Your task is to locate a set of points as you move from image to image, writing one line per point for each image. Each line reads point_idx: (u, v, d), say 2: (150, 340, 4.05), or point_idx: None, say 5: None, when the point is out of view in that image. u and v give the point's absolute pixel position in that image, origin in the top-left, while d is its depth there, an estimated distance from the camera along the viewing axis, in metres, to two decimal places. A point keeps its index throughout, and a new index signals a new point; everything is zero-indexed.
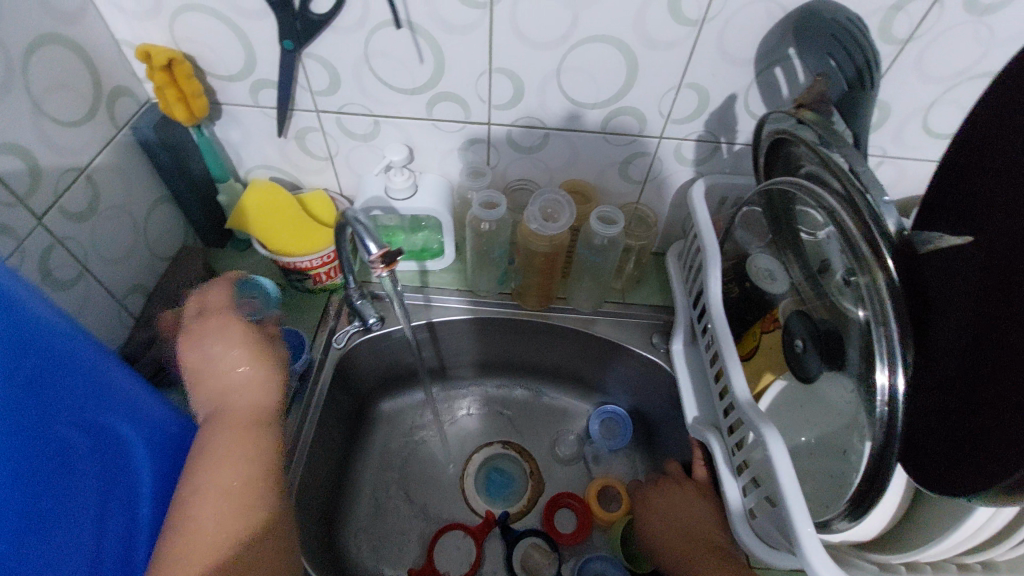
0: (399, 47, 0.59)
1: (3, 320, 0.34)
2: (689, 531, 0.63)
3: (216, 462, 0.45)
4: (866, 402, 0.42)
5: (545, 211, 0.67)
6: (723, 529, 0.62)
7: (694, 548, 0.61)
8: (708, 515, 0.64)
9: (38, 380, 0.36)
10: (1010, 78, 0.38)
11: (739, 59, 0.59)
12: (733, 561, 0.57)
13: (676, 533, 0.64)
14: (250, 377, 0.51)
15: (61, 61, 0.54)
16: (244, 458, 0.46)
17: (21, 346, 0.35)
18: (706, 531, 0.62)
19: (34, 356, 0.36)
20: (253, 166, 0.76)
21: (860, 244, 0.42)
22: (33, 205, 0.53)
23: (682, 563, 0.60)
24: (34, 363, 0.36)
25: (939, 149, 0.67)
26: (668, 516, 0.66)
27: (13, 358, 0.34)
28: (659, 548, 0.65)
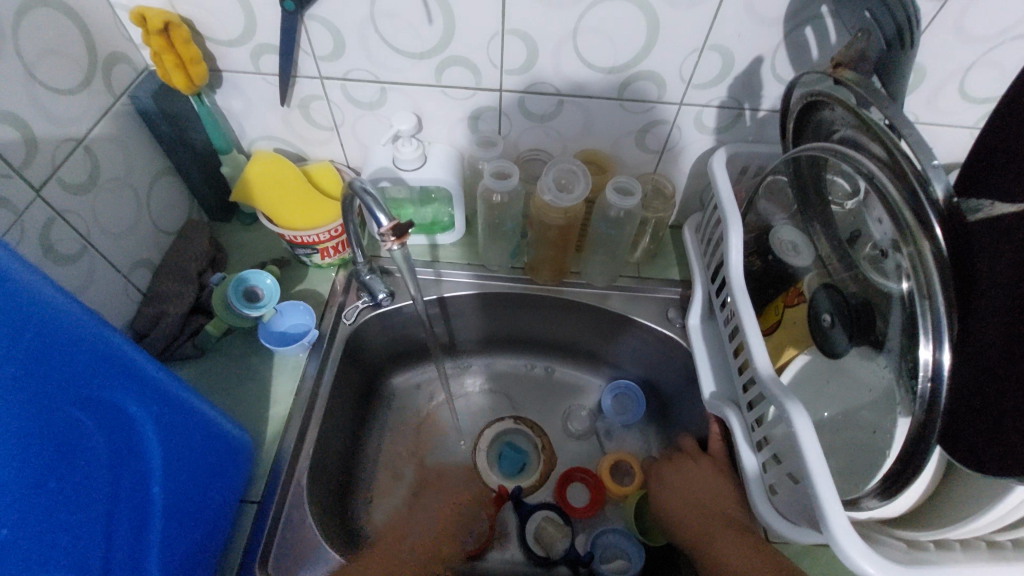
0: (408, 7, 0.56)
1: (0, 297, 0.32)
2: (706, 505, 0.62)
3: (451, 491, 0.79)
4: (906, 378, 0.41)
5: (559, 181, 0.65)
6: (740, 504, 0.62)
7: (712, 523, 0.60)
8: (725, 489, 0.64)
9: (36, 357, 0.34)
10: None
11: (768, 18, 0.55)
12: (753, 536, 0.57)
13: (693, 507, 0.63)
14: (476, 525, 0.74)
15: (52, 24, 0.52)
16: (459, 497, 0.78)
17: (17, 325, 0.33)
18: (723, 505, 0.62)
19: (32, 333, 0.34)
20: (257, 137, 0.74)
21: (904, 214, 0.40)
22: (31, 177, 0.51)
23: (701, 536, 0.59)
24: (33, 341, 0.34)
25: (975, 115, 0.63)
26: (686, 491, 0.65)
27: (10, 337, 0.33)
28: (672, 526, 0.64)
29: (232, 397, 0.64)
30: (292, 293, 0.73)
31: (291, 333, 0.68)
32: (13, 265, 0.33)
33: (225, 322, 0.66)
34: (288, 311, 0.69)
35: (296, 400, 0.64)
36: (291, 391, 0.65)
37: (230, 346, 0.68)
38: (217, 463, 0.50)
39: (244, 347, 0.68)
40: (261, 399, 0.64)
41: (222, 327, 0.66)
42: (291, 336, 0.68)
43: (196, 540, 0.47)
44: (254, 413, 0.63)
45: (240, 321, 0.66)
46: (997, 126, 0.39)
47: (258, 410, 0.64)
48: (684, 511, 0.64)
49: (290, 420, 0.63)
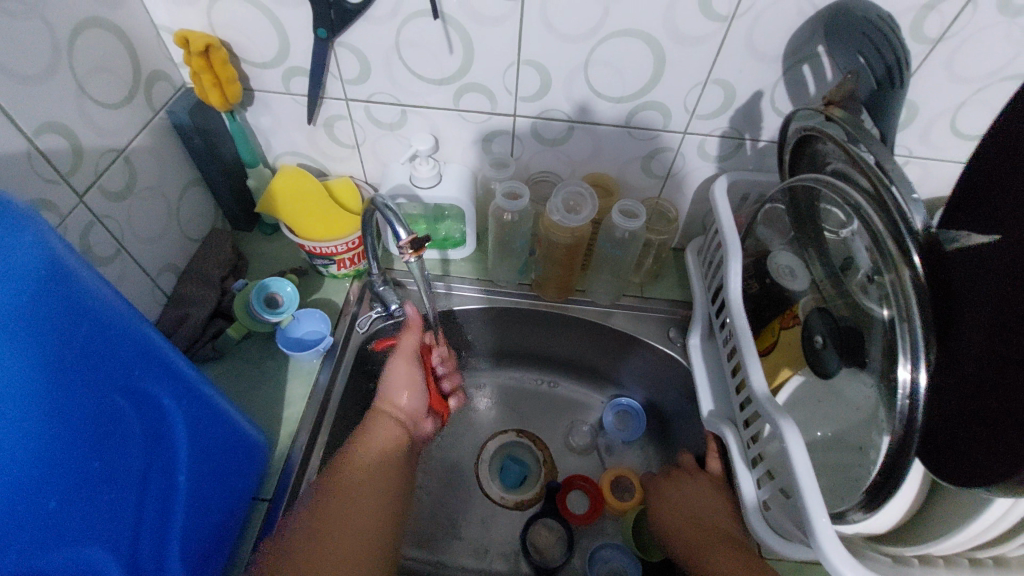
0: (431, 38, 0.61)
1: (65, 291, 0.36)
2: (700, 522, 0.64)
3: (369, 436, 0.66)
4: (886, 398, 0.43)
5: (567, 203, 0.68)
6: (736, 521, 0.63)
7: (706, 538, 0.62)
8: (720, 507, 0.65)
9: (91, 347, 0.37)
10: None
11: (768, 56, 0.59)
12: (745, 552, 0.58)
13: (689, 523, 0.65)
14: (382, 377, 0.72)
15: (104, 45, 0.56)
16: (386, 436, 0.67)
17: (75, 315, 0.36)
18: (718, 523, 0.63)
19: (89, 326, 0.37)
20: (282, 152, 0.78)
21: (887, 243, 0.42)
22: (75, 183, 0.54)
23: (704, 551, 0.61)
24: (90, 333, 0.37)
25: (967, 150, 0.66)
26: (682, 508, 0.67)
27: (71, 327, 0.36)
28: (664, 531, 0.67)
29: (247, 398, 0.67)
30: (307, 302, 0.76)
31: (308, 339, 0.71)
32: (76, 263, 0.37)
33: (246, 327, 0.69)
34: (305, 318, 0.72)
35: (308, 404, 0.67)
36: (303, 395, 0.68)
37: (247, 349, 0.71)
38: (234, 459, 0.53)
39: (260, 351, 0.71)
40: (274, 402, 0.67)
41: (242, 331, 0.69)
42: (307, 341, 0.71)
43: (212, 530, 0.50)
44: (267, 415, 0.66)
45: (261, 326, 0.70)
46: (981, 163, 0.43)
47: (272, 411, 0.66)
48: (681, 528, 0.65)
49: (301, 424, 0.65)
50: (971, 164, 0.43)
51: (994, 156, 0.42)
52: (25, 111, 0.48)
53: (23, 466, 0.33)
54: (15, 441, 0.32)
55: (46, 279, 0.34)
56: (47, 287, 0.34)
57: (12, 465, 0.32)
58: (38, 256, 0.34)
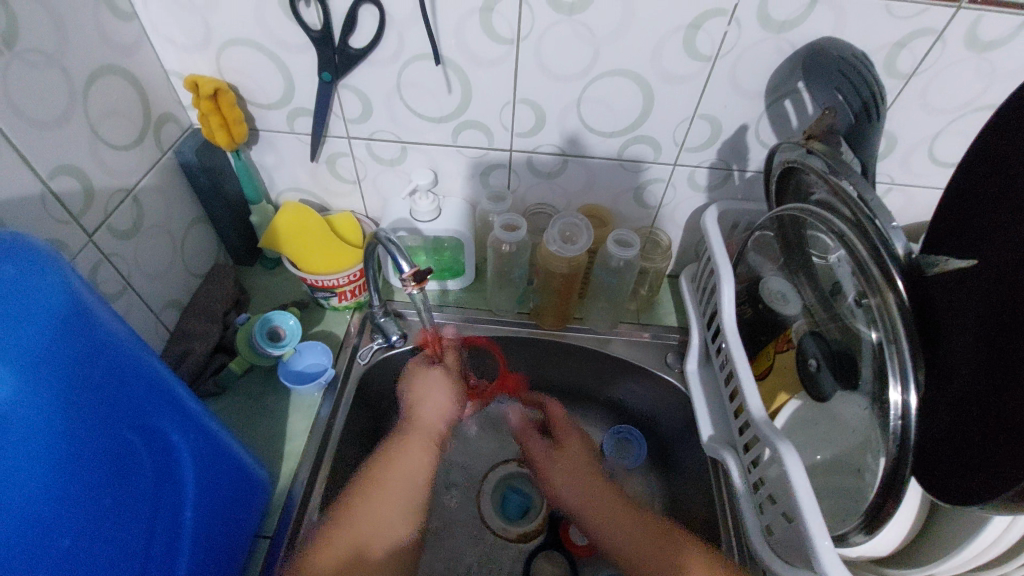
0: (430, 79, 0.63)
1: (84, 330, 0.37)
2: (646, 530, 0.66)
3: (390, 462, 0.66)
4: (879, 419, 0.44)
5: (564, 234, 0.70)
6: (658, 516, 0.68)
7: (661, 549, 0.64)
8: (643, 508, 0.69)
9: (106, 384, 0.38)
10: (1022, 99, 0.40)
11: (751, 92, 0.62)
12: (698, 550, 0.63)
13: (637, 537, 0.66)
14: (404, 399, 0.74)
15: (117, 90, 0.59)
16: (407, 464, 0.66)
17: (92, 354, 0.37)
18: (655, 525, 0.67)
19: (106, 363, 0.38)
20: (284, 189, 0.80)
21: (872, 269, 0.44)
22: (86, 223, 0.56)
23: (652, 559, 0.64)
24: (106, 371, 0.38)
25: (945, 176, 0.69)
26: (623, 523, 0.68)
27: (89, 364, 0.37)
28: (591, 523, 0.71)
29: (250, 433, 0.67)
30: (308, 335, 0.77)
31: (309, 371, 0.72)
32: (95, 303, 0.38)
33: (247, 360, 0.70)
34: (308, 351, 0.72)
35: (310, 438, 0.67)
36: (305, 429, 0.68)
37: (249, 384, 0.71)
38: (238, 494, 0.53)
39: (262, 385, 0.71)
40: (276, 437, 0.67)
41: (244, 365, 0.70)
42: (309, 373, 0.71)
43: (215, 567, 0.49)
44: (269, 450, 0.66)
45: (262, 360, 0.71)
46: (954, 195, 0.46)
47: (274, 446, 0.66)
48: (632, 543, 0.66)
49: (303, 458, 0.65)
50: (944, 197, 0.46)
51: (968, 188, 0.45)
52: (41, 156, 0.50)
53: (42, 501, 0.33)
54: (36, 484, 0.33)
55: (65, 319, 0.35)
56: (67, 326, 0.35)
57: (30, 502, 0.33)
58: (58, 296, 0.35)
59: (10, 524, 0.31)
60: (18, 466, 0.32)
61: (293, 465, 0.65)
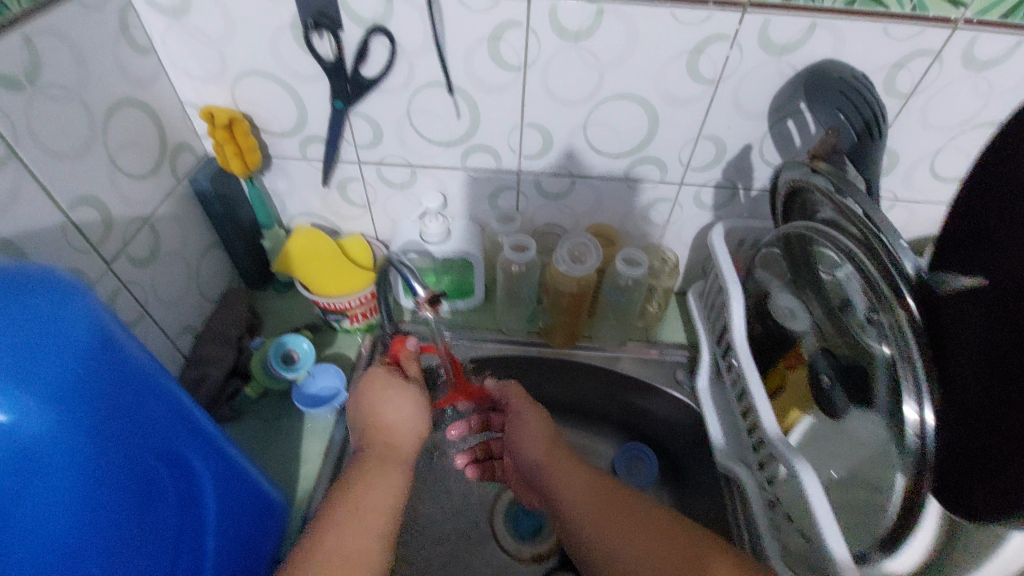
0: (439, 105, 0.65)
1: (114, 360, 0.37)
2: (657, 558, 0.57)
3: (365, 468, 0.55)
4: (897, 436, 0.45)
5: (573, 253, 0.71)
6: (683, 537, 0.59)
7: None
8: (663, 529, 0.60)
9: (134, 412, 0.39)
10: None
11: (754, 112, 0.63)
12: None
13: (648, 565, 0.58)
14: (359, 414, 0.60)
15: (135, 122, 0.60)
16: (380, 487, 0.53)
17: (119, 384, 0.38)
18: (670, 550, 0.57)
19: (133, 392, 0.39)
20: (296, 214, 0.81)
21: (882, 286, 0.45)
22: (104, 252, 0.57)
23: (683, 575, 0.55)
24: (133, 399, 0.39)
25: (948, 191, 0.70)
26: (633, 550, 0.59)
27: (118, 394, 0.37)
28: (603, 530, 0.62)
29: (265, 458, 0.67)
30: (320, 357, 0.78)
31: (323, 395, 0.72)
32: (121, 333, 0.39)
33: (261, 385, 0.71)
34: (321, 374, 0.73)
35: (324, 461, 0.67)
36: (319, 452, 0.68)
37: (263, 407, 0.72)
38: (255, 518, 0.53)
39: (276, 409, 0.72)
40: (291, 461, 0.67)
41: (258, 390, 0.72)
42: (323, 397, 0.71)
43: None
44: (284, 474, 0.66)
45: (276, 384, 0.72)
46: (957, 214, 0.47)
47: (289, 470, 0.67)
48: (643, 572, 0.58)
49: (318, 482, 0.66)
50: (949, 215, 0.48)
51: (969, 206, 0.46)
52: (62, 187, 0.52)
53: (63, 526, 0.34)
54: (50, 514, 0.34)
55: (94, 350, 0.36)
56: (96, 358, 0.36)
57: (51, 526, 0.34)
58: (88, 327, 0.36)
59: (25, 551, 0.32)
60: (38, 492, 0.33)
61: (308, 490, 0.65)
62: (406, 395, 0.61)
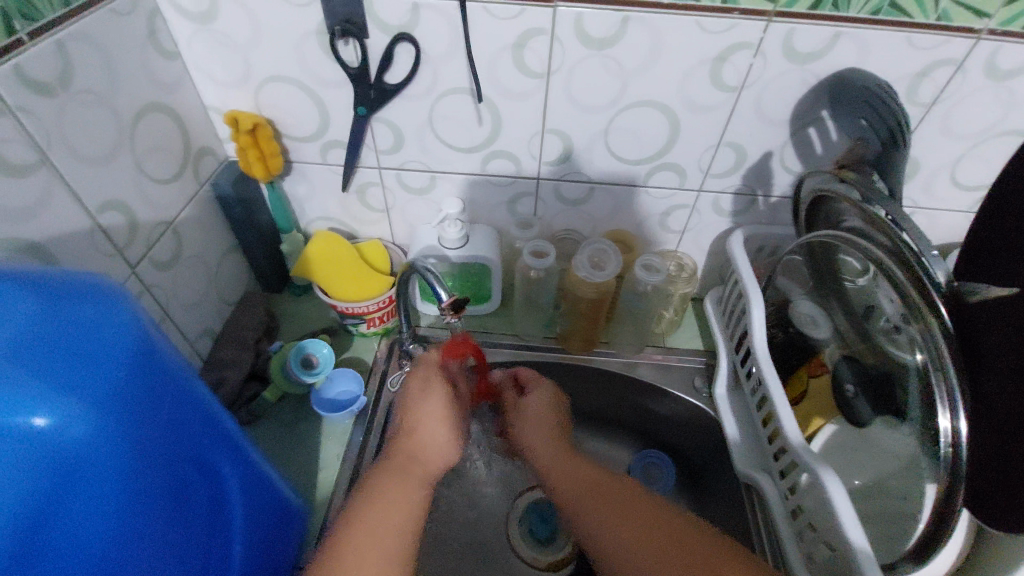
0: (461, 111, 0.65)
1: (155, 369, 0.37)
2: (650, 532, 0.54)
3: (386, 473, 0.53)
4: (928, 445, 0.44)
5: (593, 259, 0.71)
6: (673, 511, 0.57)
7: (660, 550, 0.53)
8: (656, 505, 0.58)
9: (170, 421, 0.39)
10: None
11: (776, 120, 0.63)
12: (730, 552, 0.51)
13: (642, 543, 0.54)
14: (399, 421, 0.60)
15: (160, 127, 0.61)
16: (398, 494, 0.51)
17: (157, 393, 0.38)
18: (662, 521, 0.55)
19: (171, 402, 0.39)
20: (315, 218, 0.81)
21: (913, 296, 0.45)
22: (129, 255, 0.57)
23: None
24: (171, 409, 0.39)
25: (969, 199, 0.70)
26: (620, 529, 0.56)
27: (156, 404, 0.37)
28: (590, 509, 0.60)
29: (283, 461, 0.67)
30: (338, 361, 0.78)
31: (340, 399, 0.72)
32: (161, 342, 0.39)
33: (280, 389, 0.71)
34: (339, 378, 0.73)
35: (343, 466, 0.67)
36: (337, 457, 0.68)
37: (281, 411, 0.72)
38: (278, 522, 0.53)
39: (294, 412, 0.72)
40: (309, 465, 0.67)
41: (277, 394, 0.71)
42: (340, 402, 0.71)
43: None
44: (303, 479, 0.66)
45: (295, 387, 0.72)
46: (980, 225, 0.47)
47: (308, 475, 0.67)
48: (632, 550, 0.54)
49: (337, 486, 0.66)
50: (975, 223, 0.46)
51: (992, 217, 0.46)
52: (91, 191, 0.52)
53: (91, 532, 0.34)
54: (77, 519, 0.34)
55: (136, 363, 0.35)
56: (137, 368, 0.36)
57: (80, 532, 0.34)
58: (130, 340, 0.35)
59: (57, 555, 0.33)
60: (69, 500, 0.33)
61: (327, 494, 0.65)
62: (441, 401, 0.60)
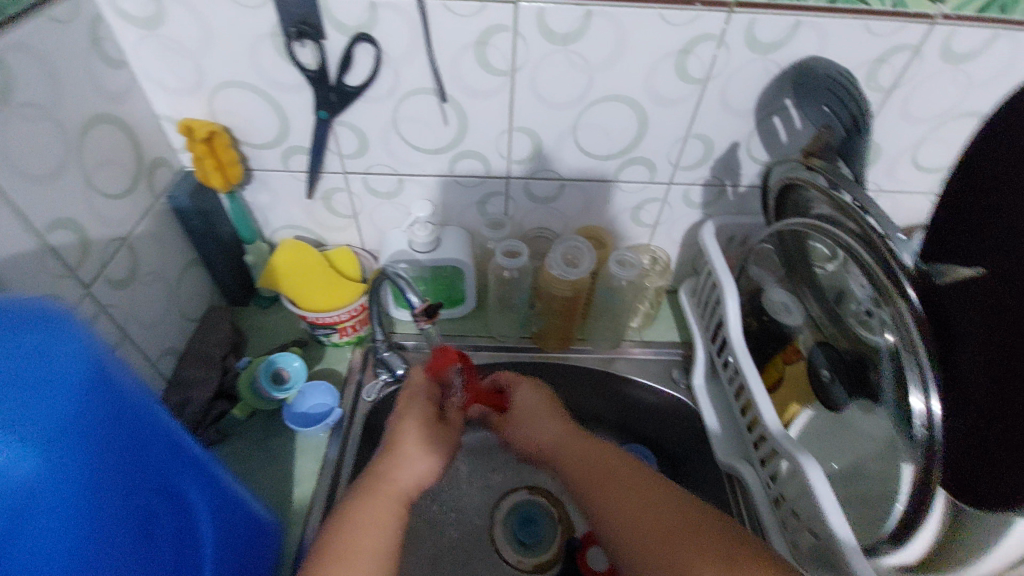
0: (427, 112, 0.64)
1: (110, 393, 0.35)
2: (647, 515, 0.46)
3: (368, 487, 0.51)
4: (903, 425, 0.45)
5: (566, 257, 0.71)
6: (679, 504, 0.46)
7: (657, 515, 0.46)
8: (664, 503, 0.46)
9: (128, 448, 0.37)
10: (1009, 112, 0.43)
11: (741, 110, 0.64)
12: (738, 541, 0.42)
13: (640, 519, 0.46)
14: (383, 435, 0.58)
15: (109, 138, 0.58)
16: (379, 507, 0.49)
17: (114, 418, 0.36)
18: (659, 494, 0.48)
19: (128, 427, 0.37)
20: (279, 227, 0.79)
21: (880, 276, 0.46)
22: (82, 275, 0.54)
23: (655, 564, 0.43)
24: (128, 434, 0.37)
25: (929, 181, 0.72)
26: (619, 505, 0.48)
27: (113, 430, 0.35)
28: (590, 496, 0.51)
29: (257, 480, 0.65)
30: (310, 373, 0.75)
31: (314, 413, 0.70)
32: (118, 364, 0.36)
33: (250, 405, 0.69)
34: (311, 392, 0.70)
35: (320, 481, 0.65)
36: (314, 472, 0.66)
37: (252, 428, 0.69)
38: (251, 543, 0.51)
39: (266, 428, 0.69)
40: (285, 484, 0.65)
41: (247, 410, 0.69)
42: (314, 415, 0.69)
43: None
44: (279, 498, 0.64)
45: (265, 404, 0.69)
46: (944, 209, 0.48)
47: (283, 493, 0.64)
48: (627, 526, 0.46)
49: (314, 502, 0.64)
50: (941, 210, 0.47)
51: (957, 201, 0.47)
52: (37, 210, 0.49)
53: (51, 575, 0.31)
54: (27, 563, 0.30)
55: (89, 389, 0.33)
56: (91, 393, 0.33)
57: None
58: (84, 364, 0.33)
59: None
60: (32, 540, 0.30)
61: (305, 511, 0.63)
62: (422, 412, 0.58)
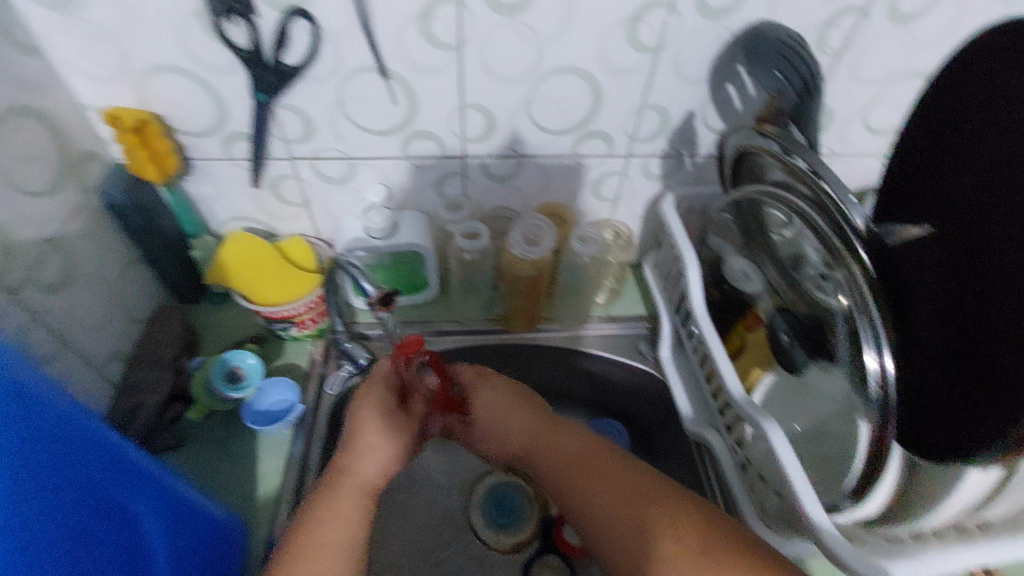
0: (373, 91, 0.61)
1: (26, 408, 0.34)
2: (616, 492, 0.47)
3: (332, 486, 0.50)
4: (858, 383, 0.45)
5: (527, 236, 0.69)
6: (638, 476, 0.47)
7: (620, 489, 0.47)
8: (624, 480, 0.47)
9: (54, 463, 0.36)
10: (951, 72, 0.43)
11: (694, 79, 0.63)
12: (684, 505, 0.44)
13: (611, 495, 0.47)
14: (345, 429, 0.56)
15: (27, 131, 0.53)
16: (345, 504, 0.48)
17: (37, 435, 0.35)
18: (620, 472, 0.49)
19: (50, 444, 0.35)
20: (227, 219, 0.75)
21: (835, 242, 0.46)
22: (7, 281, 0.50)
23: (633, 542, 0.44)
24: (51, 450, 0.35)
25: (879, 143, 0.73)
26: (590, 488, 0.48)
27: (33, 447, 0.34)
28: (563, 480, 0.51)
29: (219, 483, 0.63)
30: (270, 369, 0.73)
31: (274, 410, 0.67)
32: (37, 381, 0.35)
33: (206, 407, 0.66)
34: (270, 388, 0.68)
35: (285, 478, 0.63)
36: (278, 471, 0.64)
37: (211, 429, 0.67)
38: (213, 552, 0.50)
39: (226, 429, 0.67)
40: (248, 484, 0.63)
41: (203, 412, 0.67)
42: (274, 413, 0.67)
43: None
44: (243, 499, 0.62)
45: (222, 404, 0.67)
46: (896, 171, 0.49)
47: (248, 493, 0.63)
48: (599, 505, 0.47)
49: (281, 501, 0.62)
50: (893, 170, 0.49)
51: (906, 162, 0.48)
52: None
53: None
54: None
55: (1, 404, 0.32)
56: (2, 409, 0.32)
57: None
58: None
59: None
60: None
61: (272, 510, 0.62)
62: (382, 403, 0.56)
